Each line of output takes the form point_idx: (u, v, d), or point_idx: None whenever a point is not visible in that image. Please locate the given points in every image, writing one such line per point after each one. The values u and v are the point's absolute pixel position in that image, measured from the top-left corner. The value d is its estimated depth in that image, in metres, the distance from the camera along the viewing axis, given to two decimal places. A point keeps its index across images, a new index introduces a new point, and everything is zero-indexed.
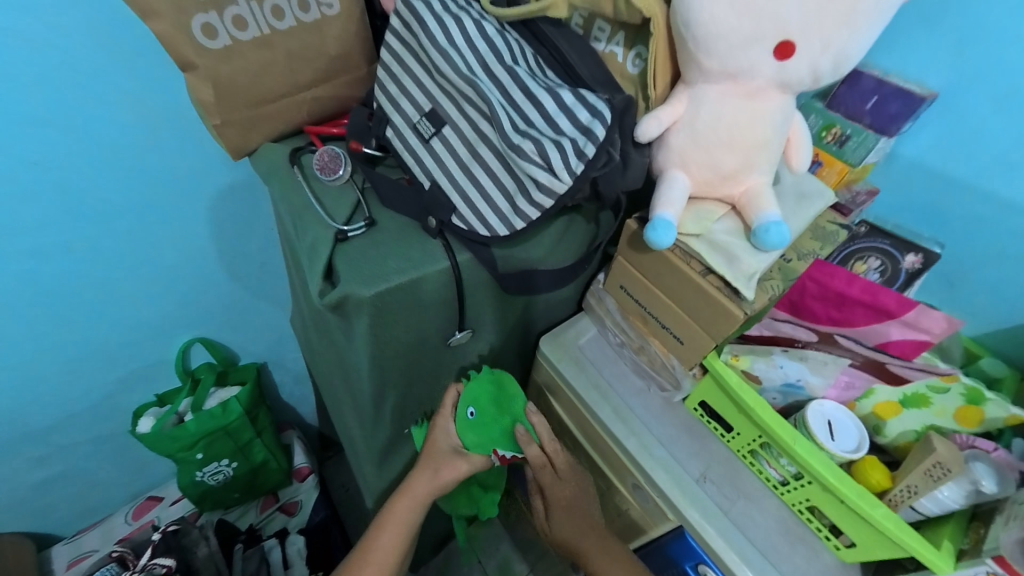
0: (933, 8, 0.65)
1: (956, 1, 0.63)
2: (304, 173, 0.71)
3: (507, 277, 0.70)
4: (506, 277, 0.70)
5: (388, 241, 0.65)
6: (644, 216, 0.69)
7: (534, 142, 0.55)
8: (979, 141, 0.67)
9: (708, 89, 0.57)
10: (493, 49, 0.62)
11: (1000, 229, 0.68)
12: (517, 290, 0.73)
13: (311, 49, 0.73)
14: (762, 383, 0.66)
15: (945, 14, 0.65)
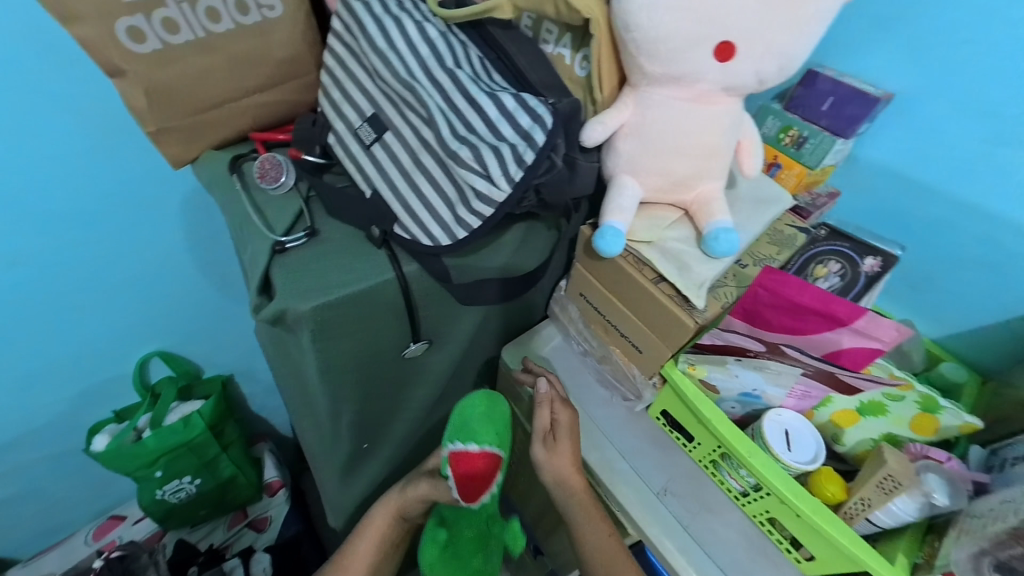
0: (889, 10, 0.64)
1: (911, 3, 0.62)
2: (244, 182, 0.68)
3: (492, 283, 0.71)
4: (491, 284, 0.71)
5: (333, 252, 0.63)
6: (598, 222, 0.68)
7: (471, 148, 0.53)
8: (936, 143, 0.66)
9: (654, 92, 0.55)
10: (436, 52, 0.59)
11: (960, 232, 0.67)
12: (501, 297, 0.74)
13: (253, 53, 0.70)
14: (720, 393, 0.64)
15: (903, 15, 0.63)
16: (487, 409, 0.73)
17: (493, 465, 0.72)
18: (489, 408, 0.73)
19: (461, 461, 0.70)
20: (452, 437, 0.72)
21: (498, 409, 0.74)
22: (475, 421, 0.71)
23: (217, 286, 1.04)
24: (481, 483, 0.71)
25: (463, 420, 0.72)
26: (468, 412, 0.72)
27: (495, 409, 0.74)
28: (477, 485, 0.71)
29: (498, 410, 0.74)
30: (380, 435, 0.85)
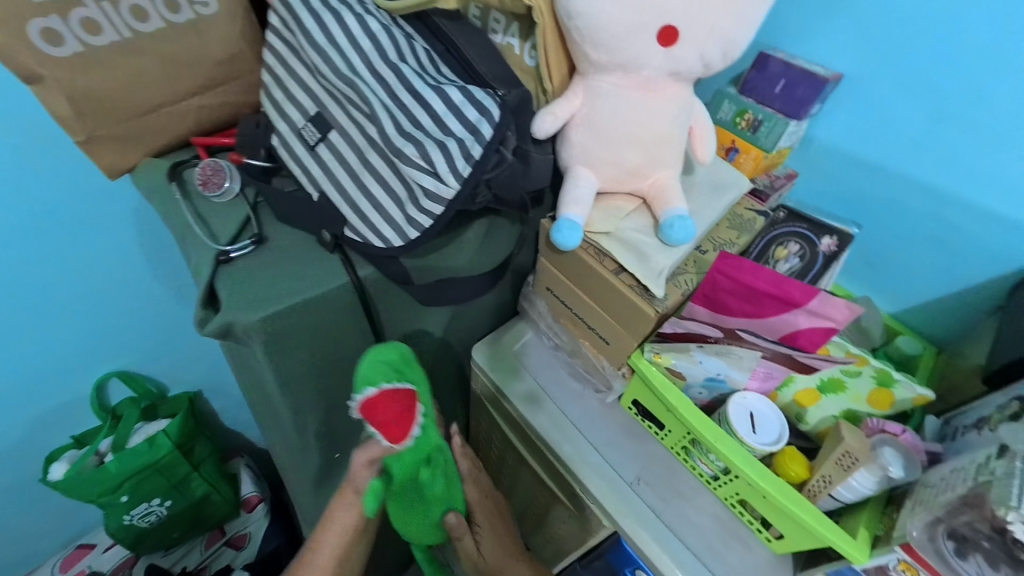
0: None
1: None
2: (184, 190, 0.65)
3: (472, 278, 0.69)
4: (472, 279, 0.69)
5: (283, 259, 0.60)
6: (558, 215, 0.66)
7: (417, 145, 0.52)
8: (884, 123, 0.66)
9: (602, 81, 0.55)
10: (377, 46, 0.56)
11: (908, 209, 0.68)
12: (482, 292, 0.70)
13: (187, 53, 0.67)
14: (687, 379, 0.64)
15: None
16: (384, 355, 0.61)
17: (409, 406, 0.61)
18: (388, 351, 0.62)
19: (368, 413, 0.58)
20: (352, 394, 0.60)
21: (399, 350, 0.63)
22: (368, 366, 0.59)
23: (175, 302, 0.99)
24: (398, 424, 0.59)
25: (363, 384, 0.59)
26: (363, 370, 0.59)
27: (392, 353, 0.62)
28: (397, 428, 0.59)
29: (396, 352, 0.62)
30: (352, 443, 0.83)
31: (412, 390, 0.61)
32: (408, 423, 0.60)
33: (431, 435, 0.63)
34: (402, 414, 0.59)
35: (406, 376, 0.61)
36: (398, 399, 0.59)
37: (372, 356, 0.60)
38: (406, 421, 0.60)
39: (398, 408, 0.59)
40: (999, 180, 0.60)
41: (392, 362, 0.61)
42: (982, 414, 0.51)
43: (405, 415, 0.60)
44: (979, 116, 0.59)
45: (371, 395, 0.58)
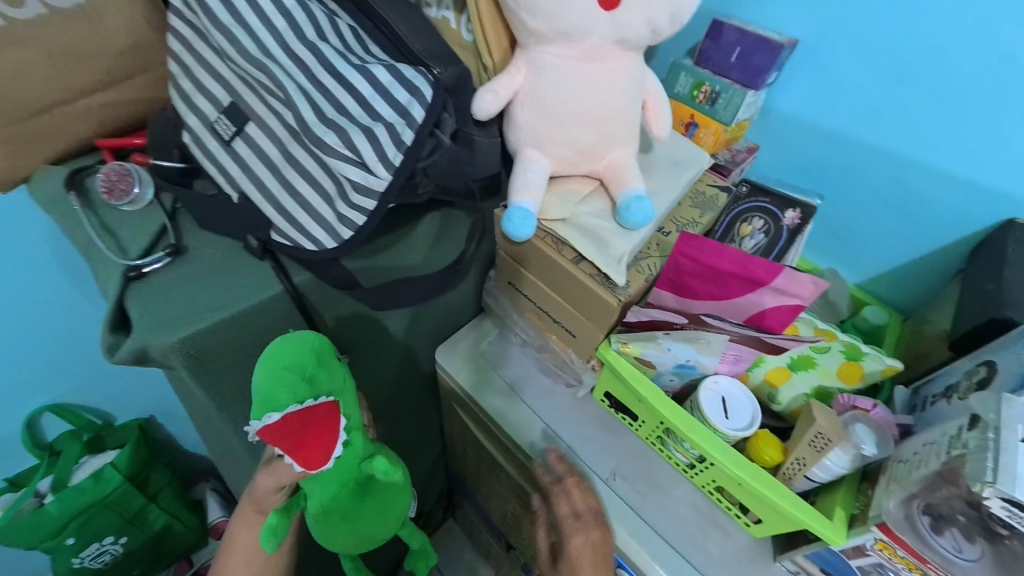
0: None
1: None
2: (86, 200, 0.57)
3: (427, 278, 0.62)
4: (427, 278, 0.62)
5: (206, 271, 0.54)
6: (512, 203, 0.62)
7: (339, 133, 0.46)
8: (842, 89, 0.64)
9: (545, 54, 0.50)
10: (294, 24, 0.50)
11: (871, 177, 0.67)
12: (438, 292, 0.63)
13: (80, 43, 0.58)
14: (657, 367, 0.61)
15: None
16: (287, 362, 0.44)
17: (327, 423, 0.46)
18: (291, 351, 0.45)
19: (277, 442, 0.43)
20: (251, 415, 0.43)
21: (309, 345, 0.46)
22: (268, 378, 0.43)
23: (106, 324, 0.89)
24: (321, 448, 0.45)
25: (263, 404, 0.43)
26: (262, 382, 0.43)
27: (299, 353, 0.45)
28: (319, 450, 0.45)
29: (306, 349, 0.45)
30: None
31: (332, 402, 0.47)
32: (330, 441, 0.46)
33: (359, 445, 0.50)
34: (319, 436, 0.45)
35: (321, 388, 0.45)
36: (313, 415, 0.45)
37: (270, 360, 0.44)
38: (330, 439, 0.46)
39: (316, 426, 0.45)
40: (956, 142, 0.59)
41: (300, 367, 0.44)
42: (950, 382, 0.50)
43: (324, 433, 0.46)
44: (936, 77, 0.58)
45: (275, 421, 0.43)
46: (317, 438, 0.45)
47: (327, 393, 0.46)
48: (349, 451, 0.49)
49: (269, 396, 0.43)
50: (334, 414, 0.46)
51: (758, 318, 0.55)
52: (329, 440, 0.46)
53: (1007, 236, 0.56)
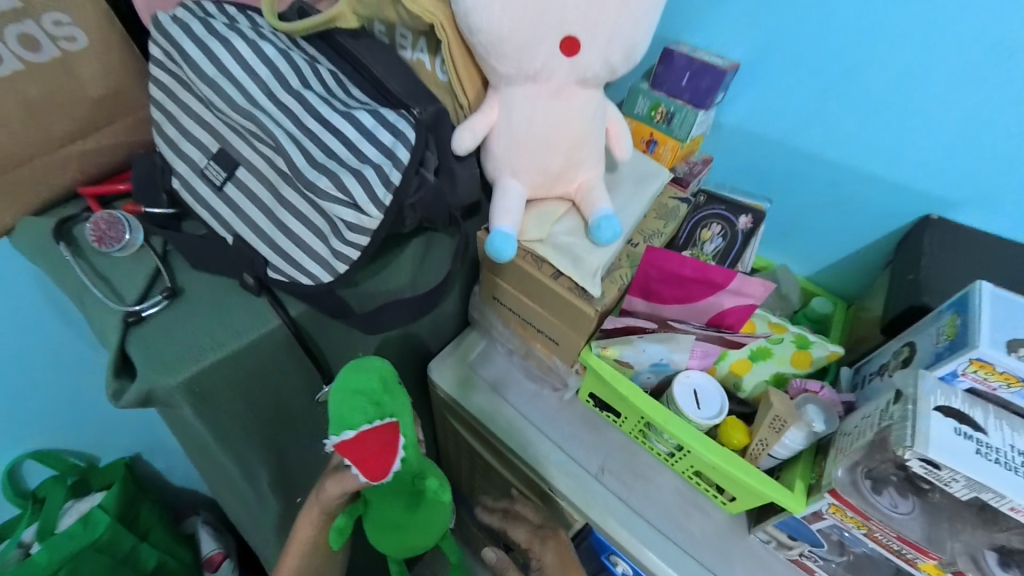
0: None
1: None
2: (76, 249, 0.58)
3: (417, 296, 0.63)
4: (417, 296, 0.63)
5: (202, 311, 0.57)
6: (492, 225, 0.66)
7: (330, 177, 0.49)
8: (781, 105, 0.71)
9: (515, 92, 0.53)
10: (276, 72, 0.53)
11: (810, 181, 0.74)
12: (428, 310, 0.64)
13: (57, 94, 0.60)
14: (635, 367, 0.67)
15: None
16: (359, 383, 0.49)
17: (388, 441, 0.48)
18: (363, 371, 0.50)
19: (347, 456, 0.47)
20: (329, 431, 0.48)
21: (382, 370, 0.51)
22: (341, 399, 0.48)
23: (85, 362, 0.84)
24: (381, 465, 0.48)
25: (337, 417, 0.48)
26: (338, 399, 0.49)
27: (370, 375, 0.49)
28: (380, 466, 0.47)
29: (374, 375, 0.49)
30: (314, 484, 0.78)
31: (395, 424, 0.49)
32: (390, 458, 0.48)
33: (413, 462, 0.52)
34: (382, 452, 0.47)
35: (385, 409, 0.49)
36: (377, 435, 0.48)
37: (344, 382, 0.48)
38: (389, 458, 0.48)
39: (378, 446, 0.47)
40: (880, 150, 0.67)
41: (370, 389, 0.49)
42: (883, 361, 0.58)
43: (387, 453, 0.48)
44: (858, 95, 0.65)
45: (348, 438, 0.47)
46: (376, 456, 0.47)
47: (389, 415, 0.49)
48: (404, 467, 0.51)
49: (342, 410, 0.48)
50: (395, 435, 0.48)
51: (721, 317, 0.61)
52: (390, 456, 0.48)
53: (924, 231, 0.64)
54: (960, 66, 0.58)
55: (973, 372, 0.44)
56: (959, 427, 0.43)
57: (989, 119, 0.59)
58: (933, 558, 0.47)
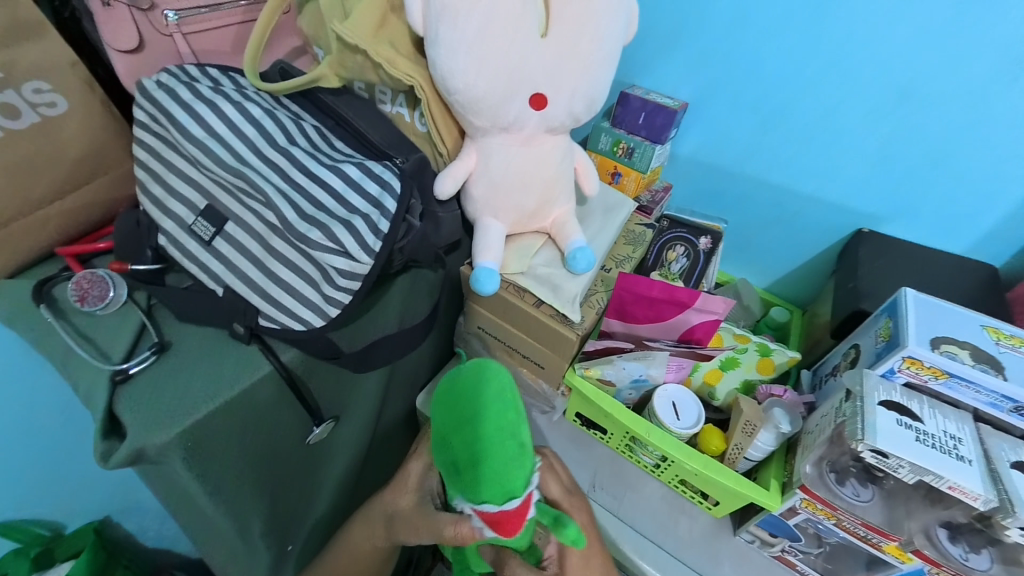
0: (672, 35, 0.75)
1: (687, 32, 0.74)
2: (57, 310, 0.58)
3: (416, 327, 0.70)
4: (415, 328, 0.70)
5: (191, 363, 0.57)
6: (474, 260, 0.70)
7: (322, 228, 0.52)
8: (727, 138, 0.79)
9: (491, 141, 0.58)
10: (264, 131, 0.56)
11: (759, 202, 0.82)
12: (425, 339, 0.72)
13: (37, 156, 0.61)
14: (617, 384, 0.71)
15: (680, 41, 0.75)
16: (495, 441, 0.42)
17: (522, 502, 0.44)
18: (508, 425, 0.42)
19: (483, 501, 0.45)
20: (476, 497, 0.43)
21: (523, 429, 0.43)
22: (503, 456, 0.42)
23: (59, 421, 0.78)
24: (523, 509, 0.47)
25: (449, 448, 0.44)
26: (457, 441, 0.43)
27: (517, 427, 0.43)
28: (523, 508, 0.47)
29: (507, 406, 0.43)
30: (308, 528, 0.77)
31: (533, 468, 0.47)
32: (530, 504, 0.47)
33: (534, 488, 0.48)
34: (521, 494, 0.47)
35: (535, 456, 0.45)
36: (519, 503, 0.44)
37: (487, 420, 0.42)
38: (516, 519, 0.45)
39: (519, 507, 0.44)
40: (814, 175, 0.76)
41: (513, 452, 0.42)
42: (835, 362, 0.64)
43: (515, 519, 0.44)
44: (791, 127, 0.74)
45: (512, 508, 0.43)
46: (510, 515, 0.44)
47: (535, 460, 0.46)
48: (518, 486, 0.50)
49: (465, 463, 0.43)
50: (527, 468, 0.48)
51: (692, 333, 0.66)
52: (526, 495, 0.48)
53: (859, 244, 0.73)
54: (867, 103, 0.68)
55: (907, 368, 0.50)
56: (900, 418, 0.49)
57: (899, 146, 0.69)
58: (893, 539, 0.53)
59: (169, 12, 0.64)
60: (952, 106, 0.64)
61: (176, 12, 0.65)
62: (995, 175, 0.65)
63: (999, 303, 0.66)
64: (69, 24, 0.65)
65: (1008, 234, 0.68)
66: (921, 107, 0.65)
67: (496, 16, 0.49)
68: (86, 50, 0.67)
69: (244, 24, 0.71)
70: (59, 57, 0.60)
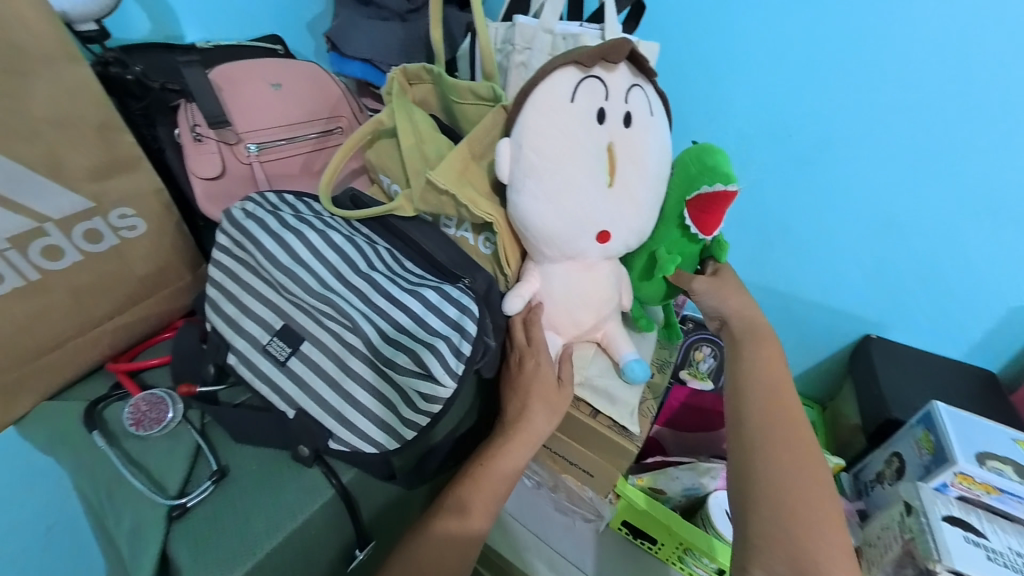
0: None
1: None
2: (109, 435, 0.56)
3: (446, 443, 0.66)
4: (447, 443, 0.66)
5: (252, 491, 0.55)
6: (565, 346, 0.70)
7: (409, 353, 0.55)
8: (745, 240, 0.89)
9: (554, 266, 0.63)
10: (346, 257, 0.60)
11: (781, 302, 0.91)
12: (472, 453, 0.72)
13: (107, 278, 0.62)
14: (667, 492, 0.74)
15: None
16: (699, 158, 0.61)
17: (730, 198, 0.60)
18: (704, 155, 0.60)
19: (702, 204, 0.61)
20: (704, 187, 0.59)
21: (715, 158, 0.60)
22: (716, 161, 0.60)
23: (44, 534, 0.72)
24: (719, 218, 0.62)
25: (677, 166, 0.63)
26: (695, 154, 0.61)
27: (712, 156, 0.60)
28: (714, 215, 0.61)
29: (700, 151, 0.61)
30: None
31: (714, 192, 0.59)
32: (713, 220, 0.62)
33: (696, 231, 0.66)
34: (710, 206, 0.61)
35: (713, 176, 0.59)
36: (720, 194, 0.60)
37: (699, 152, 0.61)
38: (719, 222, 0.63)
39: (712, 203, 0.60)
40: (820, 285, 0.86)
41: (708, 166, 0.59)
42: (877, 470, 0.70)
43: (695, 219, 0.62)
44: (798, 241, 0.84)
45: (701, 196, 0.60)
46: (697, 211, 0.61)
47: (722, 185, 0.59)
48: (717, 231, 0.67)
49: (685, 168, 0.61)
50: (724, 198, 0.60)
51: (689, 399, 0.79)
52: (709, 214, 0.62)
53: (870, 349, 0.82)
54: (858, 229, 0.79)
55: (959, 483, 0.56)
56: (966, 534, 0.54)
57: (896, 263, 0.78)
58: None
59: (252, 145, 0.71)
60: (932, 236, 0.74)
61: (258, 146, 0.72)
62: (980, 291, 0.74)
63: (1005, 408, 0.75)
64: (155, 156, 0.71)
65: (996, 343, 0.77)
66: (907, 236, 0.75)
67: (570, 172, 0.55)
68: (165, 172, 0.72)
69: (312, 154, 0.78)
70: (145, 186, 0.63)
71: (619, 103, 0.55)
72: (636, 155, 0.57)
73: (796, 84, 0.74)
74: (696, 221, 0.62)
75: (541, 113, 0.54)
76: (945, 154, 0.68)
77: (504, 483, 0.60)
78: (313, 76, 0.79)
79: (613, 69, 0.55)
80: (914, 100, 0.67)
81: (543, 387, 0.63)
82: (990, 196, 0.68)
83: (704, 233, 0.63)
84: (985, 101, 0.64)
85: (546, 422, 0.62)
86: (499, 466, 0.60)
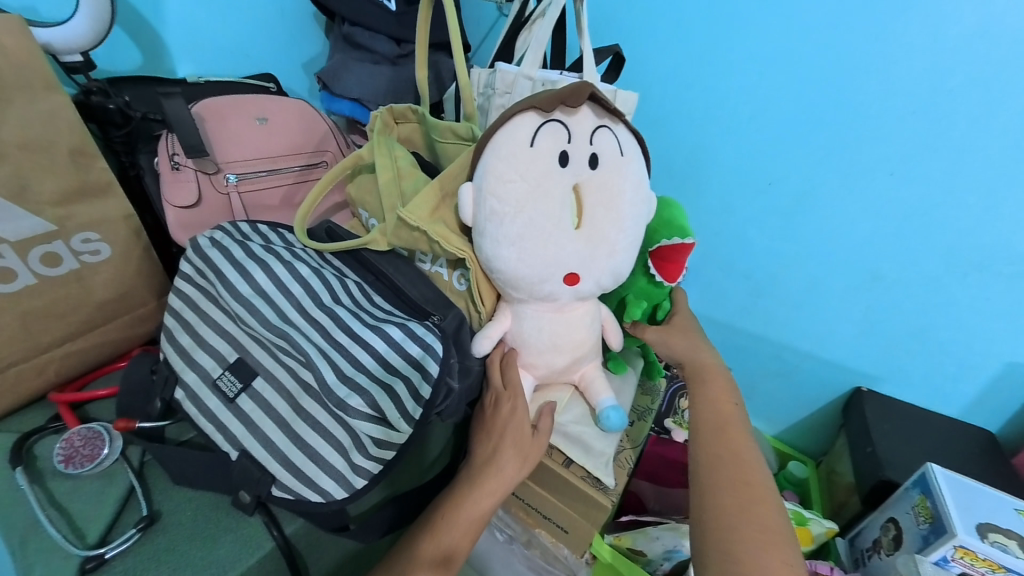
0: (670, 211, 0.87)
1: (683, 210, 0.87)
2: (35, 473, 0.52)
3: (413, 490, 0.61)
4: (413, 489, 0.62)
5: (180, 544, 0.50)
6: (539, 389, 0.68)
7: (363, 394, 0.51)
8: (726, 285, 0.88)
9: (526, 307, 0.61)
10: (309, 290, 0.58)
11: (767, 350, 0.88)
12: None
13: (61, 303, 0.59)
14: (648, 554, 0.69)
15: None
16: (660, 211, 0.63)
17: (687, 251, 0.63)
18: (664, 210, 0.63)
19: (663, 255, 0.63)
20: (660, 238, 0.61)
21: (672, 212, 0.62)
22: (675, 213, 0.62)
23: None
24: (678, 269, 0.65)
25: None
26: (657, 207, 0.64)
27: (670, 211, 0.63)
28: (673, 266, 0.64)
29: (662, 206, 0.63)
30: None
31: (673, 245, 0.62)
32: (672, 270, 0.64)
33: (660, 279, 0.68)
34: (669, 257, 0.63)
35: (671, 230, 0.61)
36: (677, 248, 0.62)
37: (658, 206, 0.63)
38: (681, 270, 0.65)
39: (670, 254, 0.63)
40: (806, 334, 0.84)
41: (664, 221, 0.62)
42: (875, 537, 0.66)
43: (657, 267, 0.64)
44: (781, 289, 0.83)
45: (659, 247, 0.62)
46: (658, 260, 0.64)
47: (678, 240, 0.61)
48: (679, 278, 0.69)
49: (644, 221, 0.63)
50: (682, 251, 0.62)
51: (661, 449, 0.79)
52: (670, 266, 0.64)
53: (863, 402, 0.78)
54: (843, 278, 0.77)
55: (961, 558, 0.53)
56: None
57: (883, 315, 0.76)
58: None
59: (231, 175, 0.72)
60: (916, 289, 0.72)
61: (237, 176, 0.72)
62: (969, 347, 0.72)
63: (1007, 473, 0.70)
64: (132, 181, 0.72)
65: (992, 401, 0.74)
66: (892, 288, 0.74)
67: (539, 213, 0.54)
68: (141, 200, 0.73)
69: (293, 186, 0.78)
70: (115, 211, 0.62)
71: (585, 145, 0.55)
72: (605, 198, 0.56)
73: (774, 137, 0.74)
74: (658, 271, 0.65)
75: (512, 154, 0.54)
76: (923, 208, 0.68)
77: (468, 539, 0.54)
78: (300, 111, 0.80)
79: (577, 113, 0.55)
80: (889, 156, 0.68)
81: (518, 439, 0.58)
82: (974, 250, 0.67)
83: (667, 282, 0.65)
84: (959, 160, 0.64)
85: (517, 473, 0.57)
86: (463, 524, 0.54)
